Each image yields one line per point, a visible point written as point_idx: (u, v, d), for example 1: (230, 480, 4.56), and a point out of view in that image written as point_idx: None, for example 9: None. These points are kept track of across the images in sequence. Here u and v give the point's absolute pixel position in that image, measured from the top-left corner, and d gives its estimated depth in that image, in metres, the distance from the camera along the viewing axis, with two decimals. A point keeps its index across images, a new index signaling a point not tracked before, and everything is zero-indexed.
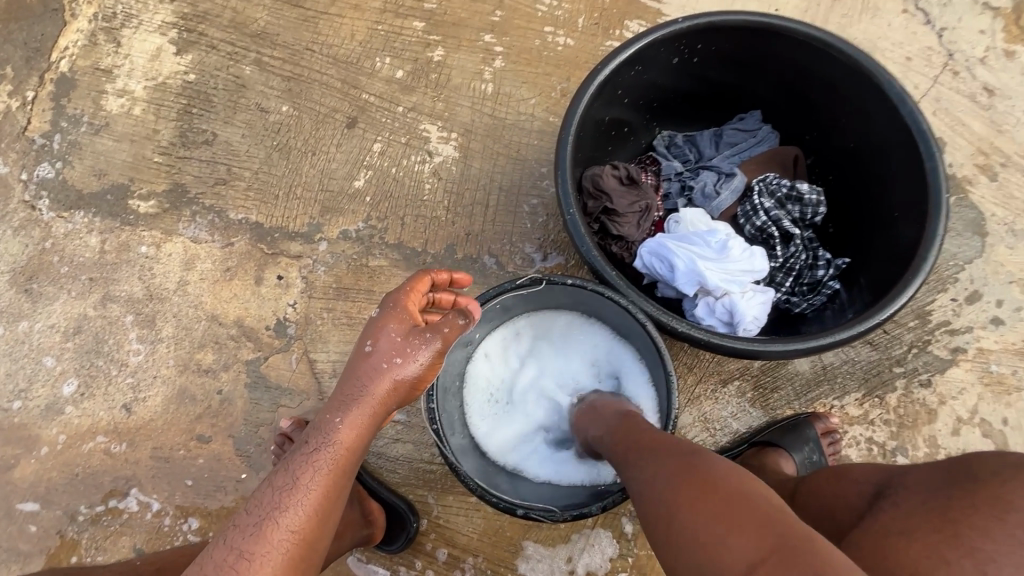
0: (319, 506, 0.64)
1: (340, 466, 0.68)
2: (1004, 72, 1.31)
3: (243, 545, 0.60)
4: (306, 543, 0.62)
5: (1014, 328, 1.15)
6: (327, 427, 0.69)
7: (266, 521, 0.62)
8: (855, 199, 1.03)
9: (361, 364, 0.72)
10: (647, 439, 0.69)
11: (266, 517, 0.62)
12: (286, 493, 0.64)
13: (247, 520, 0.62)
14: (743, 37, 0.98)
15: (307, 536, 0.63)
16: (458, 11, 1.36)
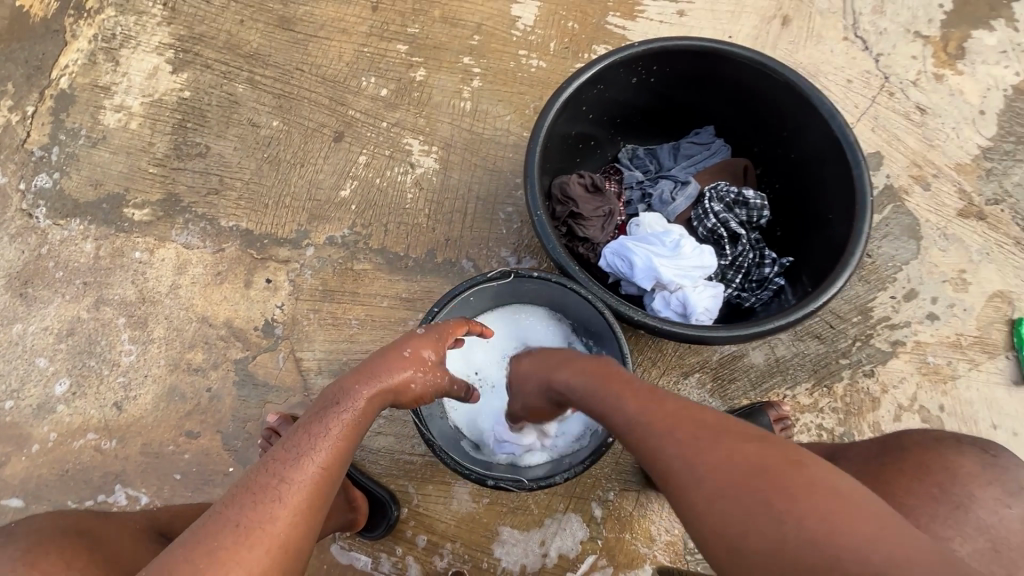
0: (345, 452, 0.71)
1: (364, 420, 0.76)
2: (934, 93, 1.45)
3: (282, 474, 0.66)
4: (332, 482, 0.69)
5: (948, 323, 1.26)
6: (352, 392, 0.76)
7: (301, 457, 0.68)
8: (797, 204, 1.13)
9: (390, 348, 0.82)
10: (661, 405, 0.67)
11: (300, 453, 0.69)
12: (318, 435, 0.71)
13: (285, 455, 0.68)
14: (693, 59, 1.09)
15: (332, 477, 0.70)
16: (439, 36, 1.47)
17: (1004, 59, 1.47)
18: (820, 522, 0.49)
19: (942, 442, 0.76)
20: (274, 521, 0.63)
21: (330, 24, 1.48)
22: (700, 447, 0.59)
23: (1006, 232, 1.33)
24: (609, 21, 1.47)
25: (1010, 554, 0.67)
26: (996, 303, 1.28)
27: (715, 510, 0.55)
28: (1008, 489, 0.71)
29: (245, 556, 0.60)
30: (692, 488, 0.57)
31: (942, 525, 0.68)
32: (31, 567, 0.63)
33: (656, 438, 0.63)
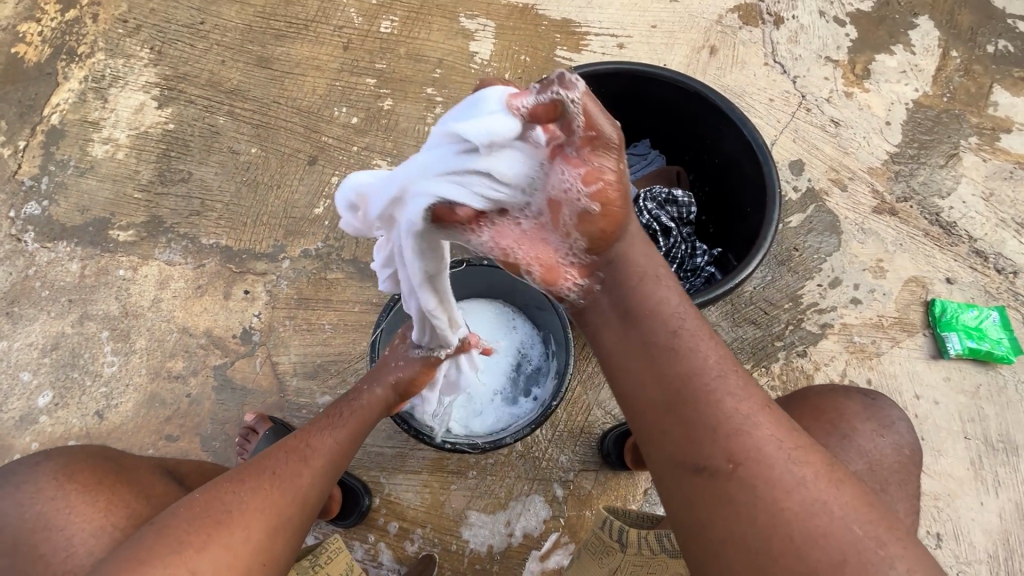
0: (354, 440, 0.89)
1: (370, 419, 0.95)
2: (846, 108, 1.60)
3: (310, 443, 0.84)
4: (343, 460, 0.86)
5: (870, 306, 1.39)
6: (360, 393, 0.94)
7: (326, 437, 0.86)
8: (723, 203, 1.29)
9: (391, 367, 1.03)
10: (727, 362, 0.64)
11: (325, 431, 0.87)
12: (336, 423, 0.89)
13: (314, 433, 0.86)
14: (623, 79, 1.25)
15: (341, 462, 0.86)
16: (404, 70, 1.62)
17: (904, 78, 1.64)
18: (857, 501, 0.57)
19: (834, 391, 0.93)
20: (302, 475, 0.79)
21: (304, 62, 1.63)
22: (767, 420, 0.61)
23: (917, 225, 1.48)
24: (558, 54, 1.64)
25: (883, 474, 0.85)
26: (912, 287, 1.42)
27: (776, 479, 0.57)
28: (882, 423, 0.89)
29: (280, 495, 0.74)
30: (758, 454, 0.58)
31: (831, 452, 0.84)
32: (70, 479, 0.80)
33: (733, 397, 0.61)
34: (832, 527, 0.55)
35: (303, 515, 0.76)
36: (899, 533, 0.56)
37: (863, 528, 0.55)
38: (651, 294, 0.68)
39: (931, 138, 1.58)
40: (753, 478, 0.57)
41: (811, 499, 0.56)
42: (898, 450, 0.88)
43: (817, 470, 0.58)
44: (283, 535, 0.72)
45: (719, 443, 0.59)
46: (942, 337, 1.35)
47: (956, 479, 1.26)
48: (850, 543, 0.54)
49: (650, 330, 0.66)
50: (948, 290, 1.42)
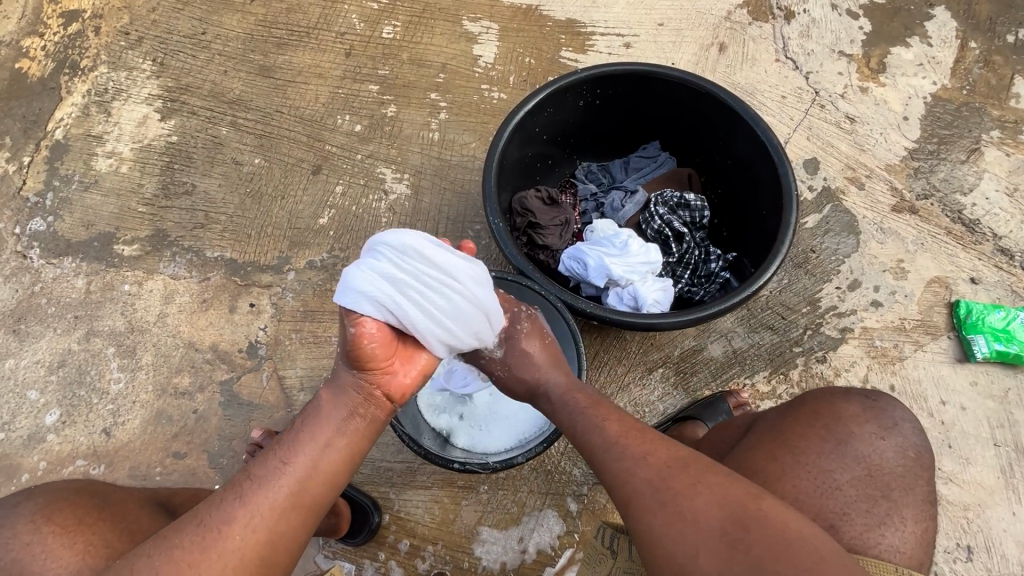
0: (311, 461, 0.75)
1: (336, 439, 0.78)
2: (861, 104, 1.55)
3: (252, 475, 0.73)
4: (295, 489, 0.73)
5: (891, 309, 1.35)
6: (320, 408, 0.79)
7: (271, 465, 0.74)
8: (737, 206, 1.25)
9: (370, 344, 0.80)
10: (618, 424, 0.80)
11: (272, 463, 0.74)
12: (288, 442, 0.76)
13: (258, 459, 0.75)
14: (632, 81, 1.21)
15: (299, 494, 0.73)
16: (407, 76, 1.60)
17: (921, 71, 1.58)
18: (714, 505, 0.67)
19: (834, 394, 0.90)
20: (232, 522, 0.69)
21: (306, 71, 1.61)
22: (640, 459, 0.74)
23: (938, 224, 1.43)
24: (563, 55, 1.61)
25: (884, 478, 0.82)
26: (934, 288, 1.37)
27: (649, 503, 0.70)
28: (884, 425, 0.86)
29: (205, 559, 0.67)
30: (635, 493, 0.71)
31: (828, 459, 0.82)
32: (48, 521, 0.78)
33: (614, 454, 0.76)
34: (690, 534, 0.66)
35: (234, 569, 0.67)
36: (752, 520, 0.65)
37: (714, 522, 0.66)
38: (557, 394, 0.88)
39: (950, 133, 1.53)
40: (636, 511, 0.70)
41: (676, 514, 0.68)
42: (923, 462, 0.85)
43: (678, 489, 0.69)
44: None
45: (613, 495, 0.74)
46: (968, 340, 1.30)
47: (986, 488, 1.21)
48: (706, 542, 0.65)
49: (563, 426, 0.85)
50: (972, 290, 1.37)
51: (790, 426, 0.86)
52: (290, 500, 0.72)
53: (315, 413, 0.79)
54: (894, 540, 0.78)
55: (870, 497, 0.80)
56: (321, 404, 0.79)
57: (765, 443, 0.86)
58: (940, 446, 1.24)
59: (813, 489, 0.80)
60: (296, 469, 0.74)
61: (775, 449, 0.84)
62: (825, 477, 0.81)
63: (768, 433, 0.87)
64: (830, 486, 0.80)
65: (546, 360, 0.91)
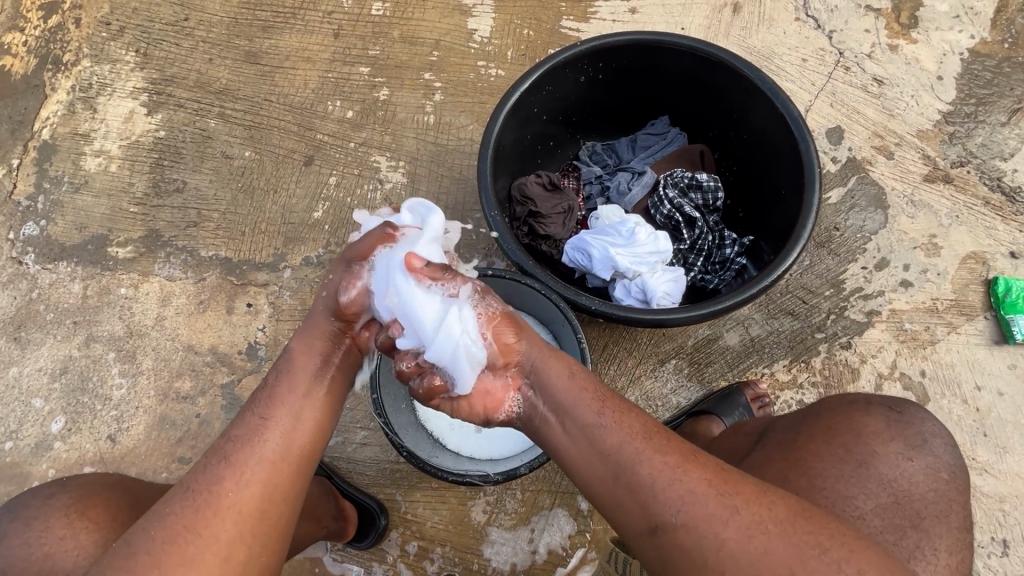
0: (290, 409, 0.74)
1: (308, 378, 0.78)
2: (891, 64, 1.42)
3: (232, 436, 0.71)
4: (282, 446, 0.71)
5: (922, 289, 1.26)
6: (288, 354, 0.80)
7: (250, 423, 0.72)
8: (753, 186, 1.17)
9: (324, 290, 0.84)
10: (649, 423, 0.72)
11: (249, 415, 0.73)
12: (264, 403, 0.74)
13: (236, 422, 0.73)
14: (636, 52, 1.11)
15: (287, 429, 0.73)
16: (399, 55, 1.51)
17: (957, 24, 1.44)
18: (791, 513, 0.63)
19: (854, 406, 0.84)
20: (223, 480, 0.67)
21: (294, 54, 1.53)
22: (691, 459, 0.67)
23: (975, 194, 1.32)
24: (564, 25, 1.50)
25: (913, 506, 0.76)
26: (970, 265, 1.27)
27: (717, 513, 0.62)
28: (911, 443, 0.79)
29: (196, 518, 0.64)
30: (700, 496, 0.63)
31: (848, 483, 0.76)
32: (81, 516, 0.79)
33: (658, 451, 0.67)
34: (772, 546, 0.60)
35: (234, 528, 0.64)
36: (838, 532, 0.61)
37: (797, 531, 0.61)
38: (563, 380, 0.77)
39: (990, 92, 1.39)
40: (699, 519, 0.62)
41: (752, 524, 0.61)
42: (953, 469, 0.80)
43: (747, 497, 0.63)
44: (230, 547, 0.64)
45: (662, 497, 0.64)
46: (1007, 321, 1.21)
47: None
48: (790, 557, 0.59)
49: (576, 415, 0.73)
50: (1012, 266, 1.27)
51: (805, 445, 0.80)
52: (279, 453, 0.71)
53: (285, 367, 0.78)
54: (927, 574, 0.72)
55: (898, 527, 0.74)
56: (290, 355, 0.79)
57: (776, 461, 0.79)
58: (975, 435, 1.17)
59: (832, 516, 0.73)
60: (272, 415, 0.73)
61: (786, 469, 0.78)
62: (845, 503, 0.74)
63: (783, 451, 0.81)
64: (851, 514, 0.74)
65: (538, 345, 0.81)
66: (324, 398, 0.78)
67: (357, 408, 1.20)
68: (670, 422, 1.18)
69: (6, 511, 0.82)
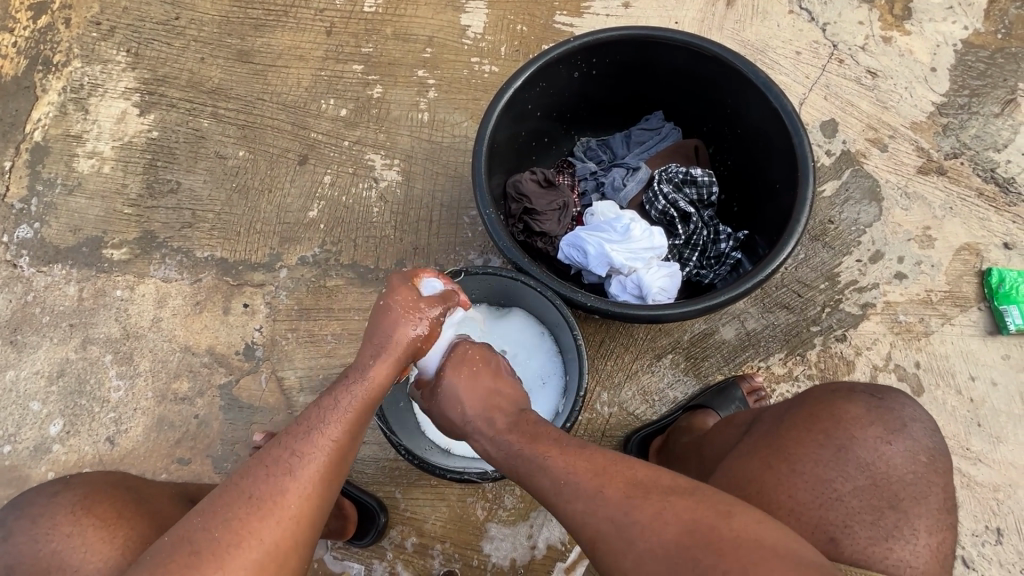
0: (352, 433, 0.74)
1: (376, 401, 0.78)
2: (884, 56, 1.42)
3: (296, 449, 0.71)
4: (339, 460, 0.73)
5: (916, 281, 1.26)
6: (361, 367, 0.78)
7: (316, 441, 0.71)
8: (748, 180, 1.16)
9: (386, 317, 0.81)
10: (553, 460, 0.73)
11: (313, 429, 0.72)
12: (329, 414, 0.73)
13: (298, 433, 0.72)
14: (630, 47, 1.11)
15: (350, 451, 0.74)
16: (392, 52, 1.50)
17: (951, 15, 1.44)
18: (683, 534, 0.64)
19: (837, 393, 0.84)
20: (285, 493, 0.68)
21: (286, 53, 1.52)
22: (596, 498, 0.69)
23: (968, 185, 1.33)
24: (557, 20, 1.49)
25: (891, 488, 0.76)
26: (964, 256, 1.28)
27: (616, 549, 0.66)
28: (891, 428, 0.80)
29: (258, 527, 0.66)
30: (603, 534, 0.67)
31: (827, 468, 0.77)
32: (87, 514, 0.79)
33: (566, 495, 0.70)
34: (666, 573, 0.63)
35: (291, 539, 0.67)
36: (721, 542, 0.62)
37: (685, 554, 0.63)
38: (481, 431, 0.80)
39: (983, 83, 1.39)
40: (605, 555, 0.67)
41: (646, 553, 0.64)
42: (946, 462, 0.80)
43: (643, 524, 0.65)
44: (288, 560, 0.67)
45: (577, 539, 0.69)
46: (1001, 311, 1.22)
47: (1017, 467, 1.16)
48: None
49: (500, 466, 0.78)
50: (1005, 256, 1.28)
51: (787, 433, 0.81)
52: (336, 472, 0.72)
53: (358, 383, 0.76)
54: (904, 554, 0.72)
55: (875, 508, 0.75)
56: (363, 373, 0.77)
57: (758, 450, 0.81)
58: (968, 425, 1.18)
59: (811, 499, 0.75)
60: (338, 436, 0.72)
61: (769, 458, 0.80)
62: (823, 487, 0.76)
63: (766, 439, 0.82)
64: (829, 496, 0.75)
65: (475, 395, 0.83)
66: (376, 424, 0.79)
67: None
68: (665, 416, 1.19)
69: (8, 507, 0.82)
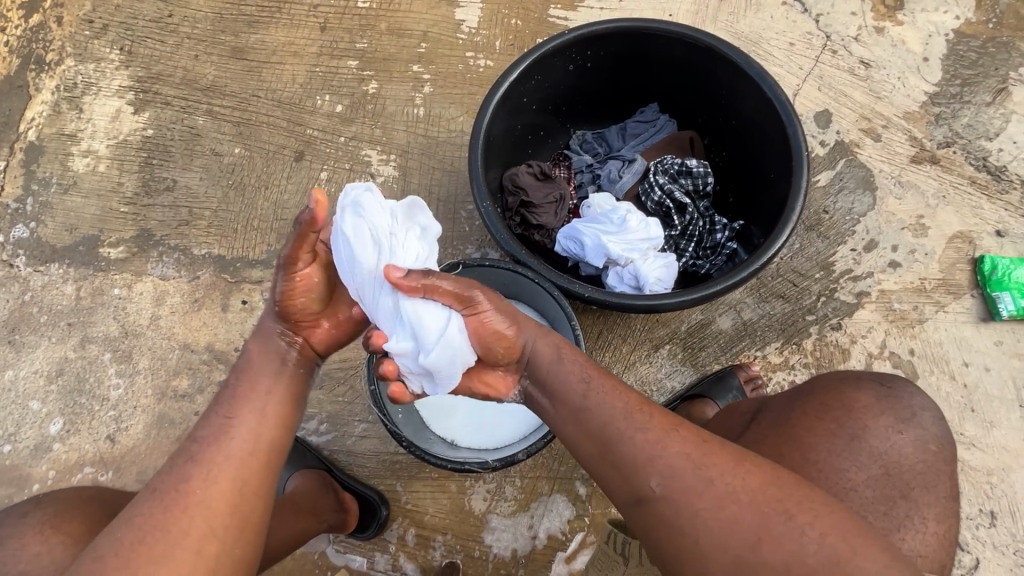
0: (249, 409, 0.74)
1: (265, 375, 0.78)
2: (877, 47, 1.43)
3: (197, 437, 0.72)
4: (241, 440, 0.72)
5: (910, 269, 1.28)
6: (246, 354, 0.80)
7: (213, 424, 0.73)
8: (743, 171, 1.17)
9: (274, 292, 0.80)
10: (626, 398, 0.73)
11: (212, 416, 0.74)
12: (224, 403, 0.75)
13: (200, 422, 0.74)
14: (624, 39, 1.11)
15: (250, 429, 0.73)
16: (387, 48, 1.50)
17: (943, 5, 1.45)
18: (766, 483, 0.64)
19: (845, 381, 0.85)
20: (188, 480, 0.68)
21: (280, 49, 1.52)
22: (672, 436, 0.68)
23: (961, 173, 1.34)
24: (551, 13, 1.49)
25: (902, 477, 0.78)
26: (957, 244, 1.29)
27: (691, 486, 0.64)
28: (901, 417, 0.81)
29: (162, 519, 0.65)
30: (679, 470, 0.65)
31: (841, 458, 0.77)
32: (55, 532, 0.79)
33: (639, 427, 0.69)
34: (744, 515, 0.62)
35: (204, 527, 0.66)
36: (807, 501, 0.63)
37: (771, 502, 0.63)
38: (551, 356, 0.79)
39: (975, 73, 1.40)
40: (676, 491, 0.64)
41: (725, 494, 0.63)
42: (939, 446, 0.82)
43: (724, 468, 0.65)
44: (197, 551, 0.65)
45: (640, 475, 0.67)
46: (993, 298, 1.23)
47: (1011, 451, 1.17)
48: (757, 522, 0.61)
49: (562, 392, 0.76)
50: (998, 244, 1.29)
51: (799, 421, 0.81)
52: (244, 449, 0.72)
53: (244, 366, 0.79)
54: (915, 543, 0.74)
55: (888, 498, 0.76)
56: (246, 357, 0.79)
57: (770, 438, 0.81)
58: (962, 411, 1.20)
59: (827, 490, 0.75)
60: (235, 416, 0.73)
61: (780, 447, 0.79)
62: (838, 477, 0.76)
63: (776, 428, 0.82)
64: (845, 487, 0.76)
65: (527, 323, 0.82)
66: (283, 394, 0.78)
67: (355, 402, 1.20)
68: (664, 405, 1.20)
69: None
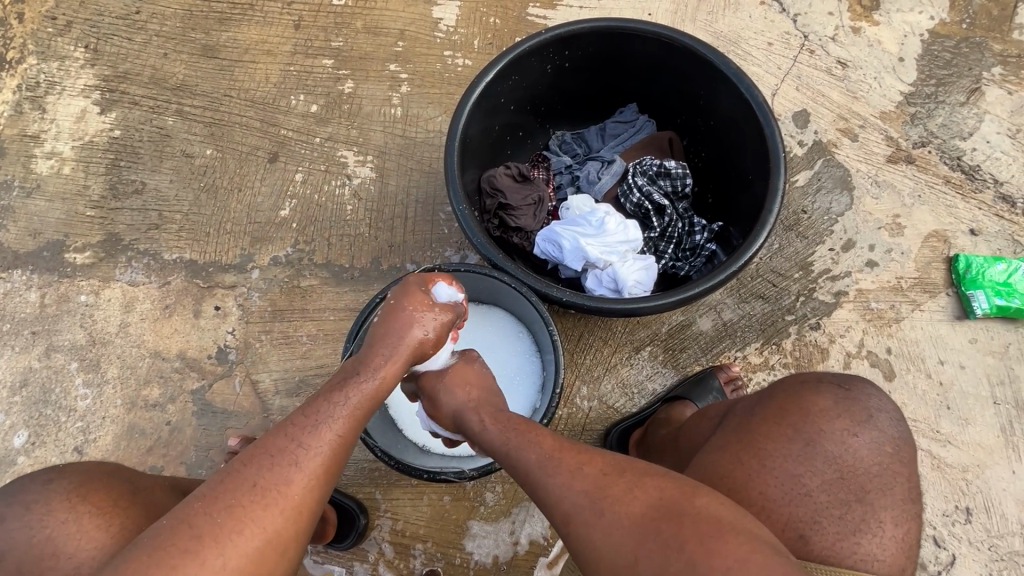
0: (356, 428, 0.73)
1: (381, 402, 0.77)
2: (854, 46, 1.44)
3: (303, 441, 0.69)
4: (342, 455, 0.71)
5: (887, 268, 1.29)
6: (371, 369, 0.77)
7: (320, 434, 0.70)
8: (721, 172, 1.17)
9: (398, 319, 0.81)
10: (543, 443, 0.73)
11: (321, 423, 0.71)
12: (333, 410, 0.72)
13: (308, 427, 0.70)
14: (602, 39, 1.10)
15: (350, 447, 0.73)
16: (363, 46, 1.47)
17: (917, 5, 1.46)
18: (652, 508, 0.63)
19: (805, 386, 0.85)
20: (290, 482, 0.67)
21: (253, 48, 1.48)
22: (577, 473, 0.68)
23: (936, 173, 1.35)
24: (530, 12, 1.47)
25: (858, 480, 0.77)
26: (932, 243, 1.30)
27: (584, 522, 0.65)
28: (856, 419, 0.81)
29: (260, 514, 0.64)
30: (578, 510, 0.66)
31: (794, 462, 0.78)
32: (82, 500, 0.76)
33: (547, 470, 0.70)
34: (626, 540, 0.63)
35: (294, 529, 0.66)
36: (687, 521, 0.62)
37: (653, 527, 0.62)
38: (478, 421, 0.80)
39: (949, 73, 1.42)
40: (577, 528, 0.65)
41: (613, 523, 0.64)
42: (910, 450, 0.82)
43: (615, 498, 0.65)
44: (282, 553, 0.65)
45: (551, 514, 0.68)
46: (968, 296, 1.24)
47: (985, 448, 1.19)
48: (639, 547, 0.62)
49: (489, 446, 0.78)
50: (972, 243, 1.31)
51: (758, 427, 0.82)
52: (338, 461, 0.71)
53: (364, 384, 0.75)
54: (871, 548, 0.74)
55: (843, 502, 0.76)
56: (377, 373, 0.77)
57: (731, 444, 0.81)
58: (938, 408, 1.21)
59: (782, 496, 0.76)
60: (342, 432, 0.71)
61: (740, 453, 0.79)
62: (794, 483, 0.76)
63: (737, 432, 0.83)
64: (799, 493, 0.76)
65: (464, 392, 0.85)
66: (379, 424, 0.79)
67: None
68: (644, 409, 1.20)
69: None
